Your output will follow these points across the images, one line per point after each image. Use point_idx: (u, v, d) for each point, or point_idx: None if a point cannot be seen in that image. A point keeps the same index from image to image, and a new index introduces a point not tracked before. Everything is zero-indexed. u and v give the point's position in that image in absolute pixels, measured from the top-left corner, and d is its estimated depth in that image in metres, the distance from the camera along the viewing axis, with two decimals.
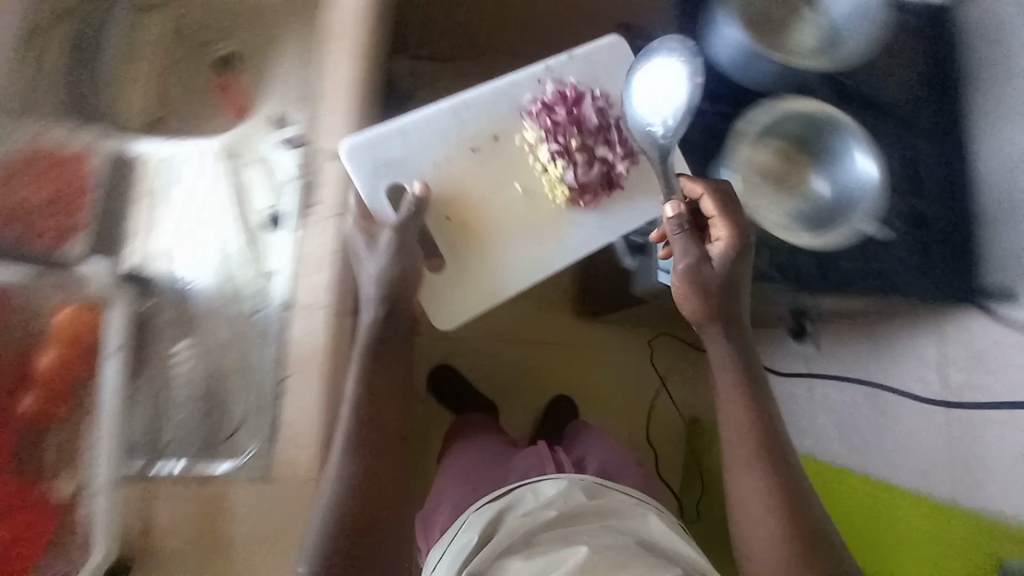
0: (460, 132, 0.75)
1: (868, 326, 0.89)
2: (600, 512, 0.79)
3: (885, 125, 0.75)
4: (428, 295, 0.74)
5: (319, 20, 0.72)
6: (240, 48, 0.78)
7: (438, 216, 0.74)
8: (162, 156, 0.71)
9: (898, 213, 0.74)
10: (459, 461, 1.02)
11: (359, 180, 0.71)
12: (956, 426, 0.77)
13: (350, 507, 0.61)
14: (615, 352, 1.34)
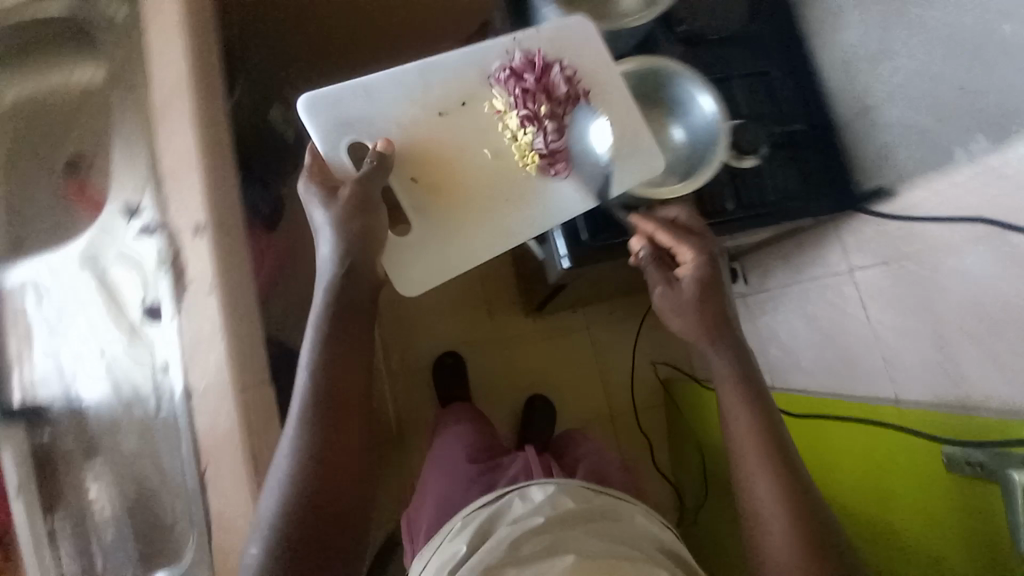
0: (424, 98, 0.70)
1: (783, 252, 0.93)
2: (599, 517, 0.65)
3: (736, 53, 0.79)
4: (392, 258, 0.68)
5: (144, 96, 0.69)
6: (82, 148, 0.76)
7: (404, 177, 0.69)
8: (25, 281, 0.69)
9: (770, 138, 0.77)
10: (447, 457, 0.92)
11: (320, 135, 0.67)
12: (937, 320, 0.69)
13: (283, 557, 0.50)
14: (577, 339, 1.31)
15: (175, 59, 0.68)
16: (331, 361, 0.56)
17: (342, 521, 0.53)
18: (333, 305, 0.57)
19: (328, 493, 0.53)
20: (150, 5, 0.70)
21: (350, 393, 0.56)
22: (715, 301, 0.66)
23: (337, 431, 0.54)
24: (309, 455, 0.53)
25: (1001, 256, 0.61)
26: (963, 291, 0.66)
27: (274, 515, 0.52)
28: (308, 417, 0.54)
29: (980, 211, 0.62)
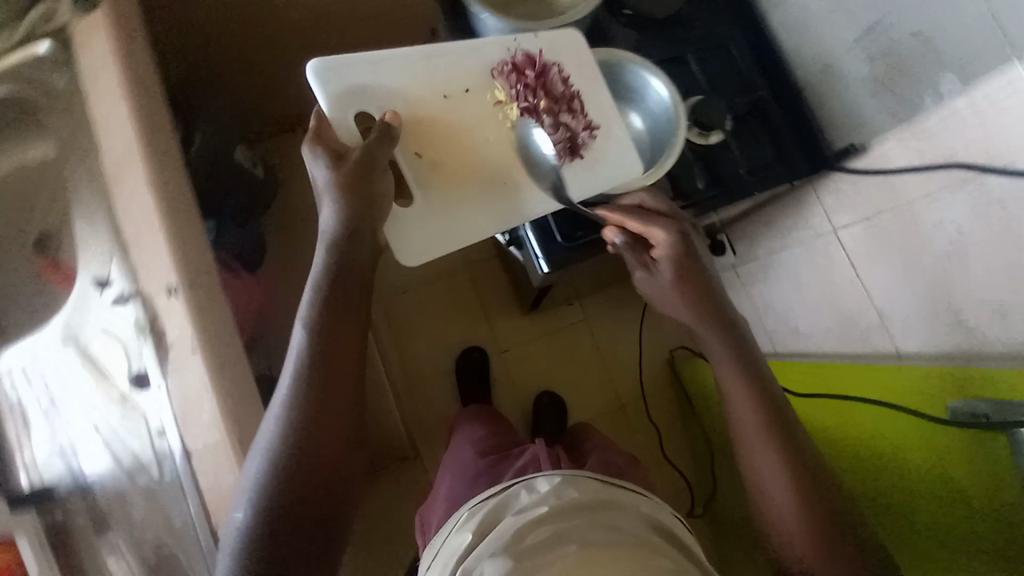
0: (430, 79, 0.70)
1: (766, 218, 0.92)
2: (606, 507, 0.61)
3: (699, 36, 0.83)
4: (395, 229, 0.69)
5: (98, 163, 0.69)
6: (46, 224, 0.76)
7: (409, 152, 0.68)
8: (9, 365, 0.69)
9: (741, 107, 0.80)
10: (456, 456, 0.90)
11: (328, 102, 0.64)
12: (927, 246, 0.68)
13: (269, 526, 0.53)
14: (576, 330, 1.31)
15: (123, 121, 0.68)
16: (320, 350, 0.57)
17: (326, 500, 0.56)
18: (328, 283, 0.58)
19: (313, 471, 0.55)
20: (91, 70, 0.70)
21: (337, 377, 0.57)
22: (693, 275, 0.67)
23: (324, 415, 0.56)
24: (296, 440, 0.55)
25: (975, 204, 0.62)
26: (943, 236, 0.66)
27: (258, 496, 0.53)
28: (296, 402, 0.56)
29: (946, 158, 0.64)
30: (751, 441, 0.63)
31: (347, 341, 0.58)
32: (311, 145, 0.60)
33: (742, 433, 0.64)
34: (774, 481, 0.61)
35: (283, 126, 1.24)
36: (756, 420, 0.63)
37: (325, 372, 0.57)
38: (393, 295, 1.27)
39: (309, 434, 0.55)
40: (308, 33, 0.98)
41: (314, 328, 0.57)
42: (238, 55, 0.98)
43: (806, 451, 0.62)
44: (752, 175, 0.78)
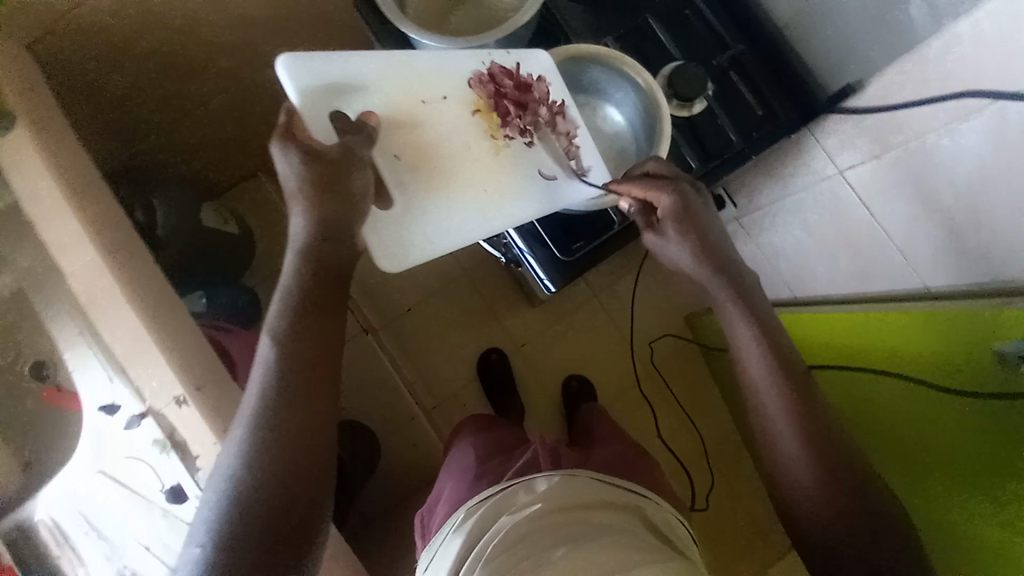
0: (405, 85, 0.63)
1: (767, 167, 0.92)
2: (599, 507, 0.60)
3: (666, 11, 0.86)
4: (375, 233, 0.61)
5: (67, 283, 0.66)
6: (33, 353, 0.71)
7: (388, 155, 0.61)
8: (47, 501, 0.68)
9: (719, 71, 0.84)
10: (459, 458, 0.80)
11: (304, 97, 0.56)
12: (929, 167, 0.66)
13: (232, 544, 0.47)
14: (588, 309, 1.28)
15: (80, 239, 0.65)
16: (291, 356, 0.53)
17: (301, 513, 0.51)
18: (299, 286, 0.55)
19: (281, 483, 0.50)
20: (27, 191, 0.65)
21: (309, 385, 0.54)
22: (698, 228, 0.65)
23: (293, 423, 0.52)
24: (263, 453, 0.50)
25: (990, 129, 0.59)
26: (958, 168, 0.63)
27: (222, 510, 0.48)
28: (263, 410, 0.51)
29: (959, 88, 0.61)
30: (767, 392, 0.61)
31: (321, 352, 0.55)
32: (282, 144, 0.53)
33: (762, 404, 0.62)
34: (786, 443, 0.59)
35: (241, 173, 1.17)
36: (767, 385, 0.61)
37: (296, 378, 0.53)
38: (398, 317, 1.25)
39: (278, 448, 0.51)
40: (244, 78, 0.92)
41: (281, 333, 0.54)
42: (178, 118, 0.92)
43: (823, 413, 0.60)
44: (743, 139, 0.83)
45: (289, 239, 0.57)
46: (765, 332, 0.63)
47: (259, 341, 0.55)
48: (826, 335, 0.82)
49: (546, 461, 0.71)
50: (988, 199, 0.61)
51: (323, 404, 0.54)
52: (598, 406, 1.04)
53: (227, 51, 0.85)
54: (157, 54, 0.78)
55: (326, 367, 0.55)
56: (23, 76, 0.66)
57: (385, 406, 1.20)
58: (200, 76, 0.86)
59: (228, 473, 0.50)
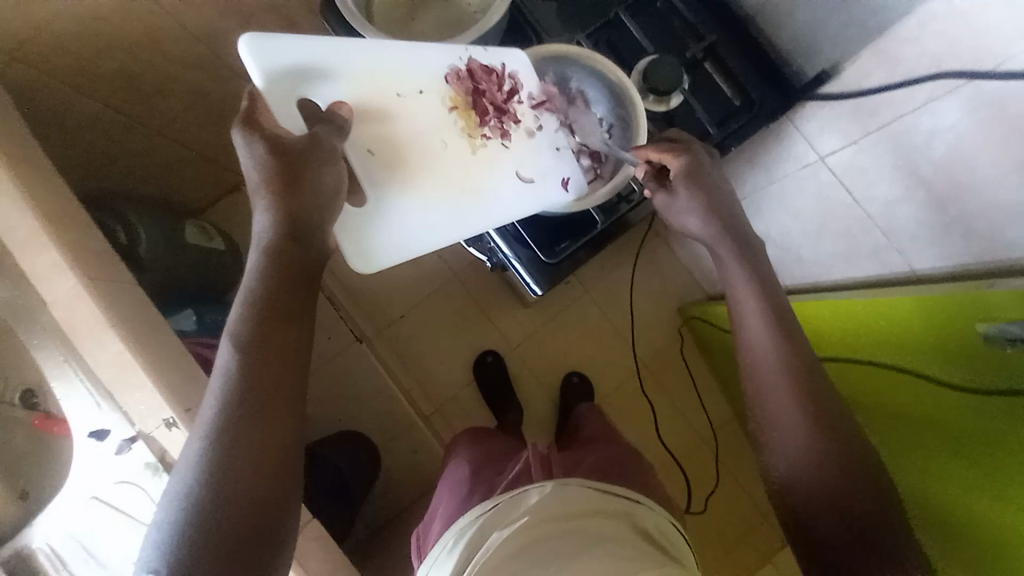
0: (378, 78, 0.62)
1: (750, 157, 0.90)
2: (595, 516, 0.61)
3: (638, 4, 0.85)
4: (348, 233, 0.61)
5: (46, 310, 0.66)
6: (24, 383, 0.71)
7: (360, 150, 0.60)
8: (42, 530, 0.68)
9: (694, 59, 0.84)
10: (453, 471, 0.81)
11: (268, 77, 0.54)
12: (914, 146, 0.67)
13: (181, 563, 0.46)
14: (580, 305, 1.27)
15: (58, 269, 0.64)
16: (253, 365, 0.52)
17: (258, 528, 0.50)
18: (263, 289, 0.53)
19: (235, 499, 0.49)
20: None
21: (270, 398, 0.52)
22: (708, 189, 0.66)
23: (252, 437, 0.50)
24: (216, 468, 0.49)
25: (969, 105, 0.60)
26: (936, 145, 0.64)
27: (171, 529, 0.47)
28: (218, 423, 0.50)
29: (934, 69, 0.63)
30: (770, 373, 0.61)
31: (291, 363, 0.54)
32: (245, 133, 0.51)
33: (760, 381, 0.61)
34: (786, 423, 0.59)
35: (223, 186, 1.16)
36: (776, 371, 0.60)
37: (258, 387, 0.51)
38: (390, 323, 1.25)
39: (230, 464, 0.49)
40: (212, 90, 0.92)
41: (239, 340, 0.52)
42: (150, 134, 0.92)
43: (822, 386, 0.60)
44: (720, 130, 0.82)
45: (251, 238, 0.55)
46: (770, 303, 0.63)
47: (218, 347, 0.53)
48: (828, 323, 0.81)
49: (537, 471, 0.73)
50: (972, 176, 0.62)
51: (284, 418, 0.52)
52: (595, 407, 1.05)
53: (191, 64, 0.84)
54: (122, 72, 0.78)
55: (289, 377, 0.53)
56: None
57: (382, 415, 1.19)
58: (169, 90, 0.86)
59: (179, 490, 0.49)
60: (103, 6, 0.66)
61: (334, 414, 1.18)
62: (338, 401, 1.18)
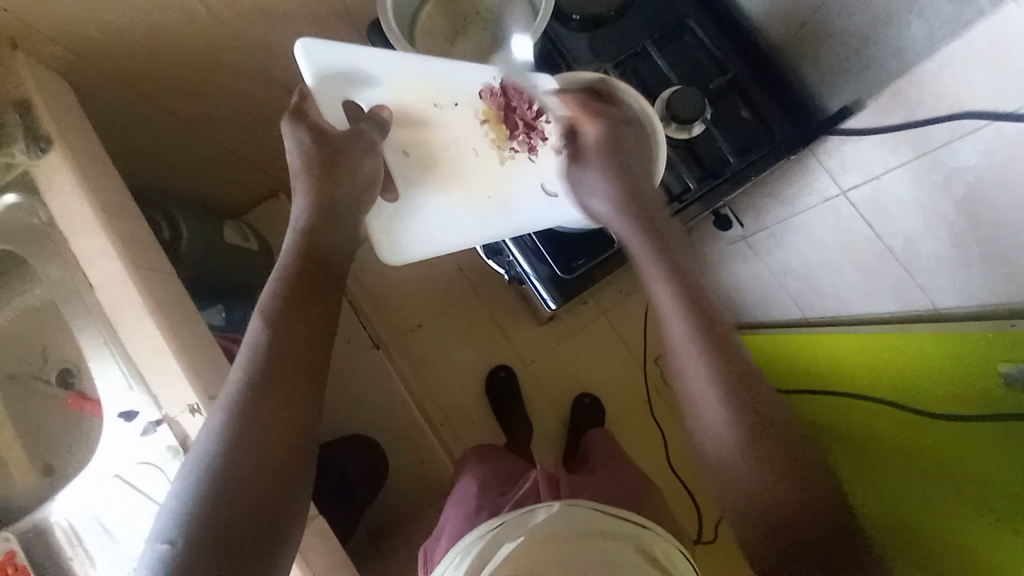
0: (418, 87, 0.69)
1: (777, 193, 0.93)
2: (599, 538, 0.58)
3: (666, 38, 0.88)
4: (378, 223, 0.71)
5: (89, 295, 0.70)
6: (67, 362, 0.81)
7: (397, 151, 0.70)
8: (60, 509, 0.71)
9: (716, 91, 0.86)
10: (461, 489, 0.81)
11: (315, 76, 0.65)
12: (948, 183, 0.66)
13: (196, 530, 0.47)
14: (595, 327, 1.28)
15: (106, 253, 0.70)
16: (274, 351, 0.54)
17: (268, 502, 0.50)
18: (292, 272, 0.58)
19: (251, 468, 0.50)
20: (60, 208, 0.71)
21: (293, 374, 0.55)
22: (627, 165, 0.64)
23: (272, 410, 0.52)
24: (236, 437, 0.51)
25: (991, 144, 0.60)
26: (959, 183, 0.65)
27: (186, 498, 0.49)
28: (241, 394, 0.53)
29: (956, 108, 0.62)
30: (699, 388, 0.55)
31: (311, 354, 0.56)
32: (291, 121, 0.62)
33: (693, 398, 0.56)
34: (716, 444, 0.54)
35: (262, 192, 1.23)
36: (709, 394, 0.55)
37: (275, 366, 0.54)
38: (408, 332, 1.27)
39: (250, 435, 0.51)
40: (260, 100, 0.97)
41: (267, 314, 0.56)
42: (201, 139, 0.98)
43: (772, 415, 0.54)
44: (740, 160, 0.84)
45: (290, 221, 0.61)
46: (692, 304, 0.58)
47: (248, 325, 0.56)
48: (840, 360, 0.83)
49: (544, 492, 0.72)
50: (1006, 214, 0.61)
51: (307, 396, 0.55)
52: (602, 431, 1.04)
53: (245, 77, 0.90)
54: (181, 80, 0.84)
55: (311, 357, 0.56)
56: (53, 98, 0.72)
57: (391, 421, 1.21)
58: (217, 102, 0.92)
59: (198, 459, 0.51)
60: (170, 21, 0.73)
61: (346, 416, 1.21)
62: (351, 404, 1.21)
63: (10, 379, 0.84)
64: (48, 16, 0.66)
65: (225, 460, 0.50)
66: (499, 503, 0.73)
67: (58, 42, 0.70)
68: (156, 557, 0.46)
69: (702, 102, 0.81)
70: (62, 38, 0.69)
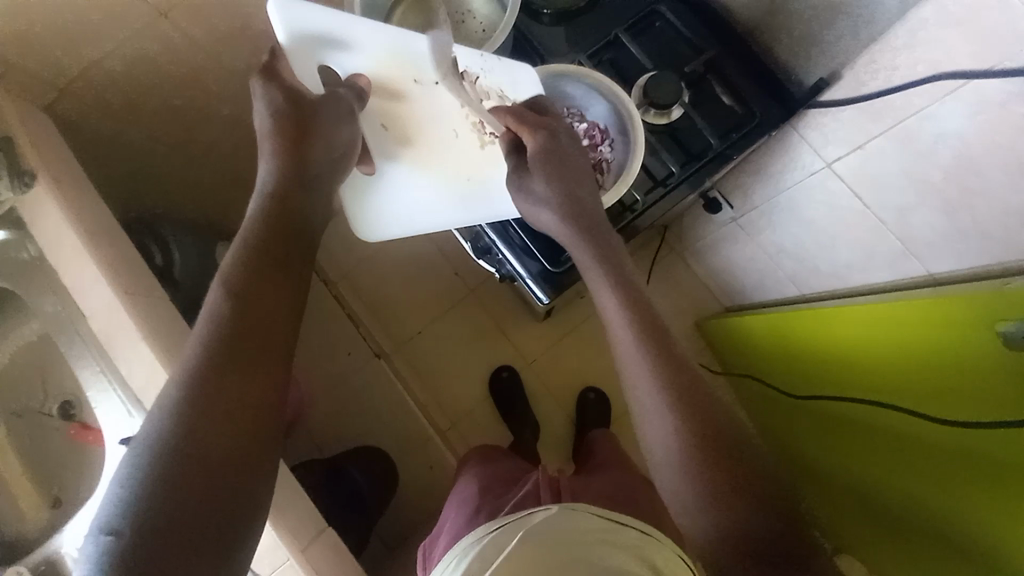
0: (396, 59, 0.68)
1: (759, 168, 0.93)
2: (597, 543, 0.53)
3: (637, 26, 0.89)
4: (353, 191, 0.70)
5: (85, 325, 0.71)
6: (67, 395, 0.81)
7: (375, 125, 0.67)
8: (69, 538, 0.71)
9: (687, 77, 0.86)
10: (461, 493, 0.81)
11: (293, 34, 0.59)
12: (929, 148, 0.67)
13: (143, 517, 0.44)
14: (595, 322, 1.28)
15: (97, 281, 0.70)
16: (231, 343, 0.52)
17: (225, 484, 0.47)
18: (247, 246, 0.57)
19: (205, 446, 0.47)
20: (49, 239, 0.72)
21: (253, 345, 0.52)
22: (566, 171, 0.66)
23: (233, 380, 0.50)
24: (185, 418, 0.48)
25: (973, 108, 0.60)
26: (944, 146, 0.65)
27: (133, 480, 0.45)
28: (192, 382, 0.49)
29: (931, 71, 0.62)
30: (633, 366, 0.58)
31: (273, 348, 0.54)
32: (263, 82, 0.58)
33: (638, 397, 0.58)
34: (658, 428, 0.56)
35: None
36: (645, 387, 0.57)
37: (232, 357, 0.51)
38: (408, 339, 1.27)
39: (207, 423, 0.48)
40: (247, 121, 0.97)
41: (227, 280, 0.55)
42: (190, 164, 0.98)
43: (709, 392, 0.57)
44: (723, 141, 0.84)
45: (255, 189, 0.60)
46: (631, 297, 0.61)
47: (208, 291, 0.55)
48: (812, 330, 0.79)
49: (545, 494, 0.70)
50: (994, 185, 0.63)
51: (269, 371, 0.53)
52: (606, 435, 1.02)
53: (231, 98, 0.91)
54: (162, 108, 0.84)
55: (274, 330, 0.54)
56: (38, 135, 0.73)
57: (394, 430, 1.21)
58: (200, 129, 0.92)
59: (146, 440, 0.47)
60: (147, 46, 0.73)
61: (353, 427, 1.21)
62: (354, 416, 1.21)
63: (16, 416, 0.84)
64: (27, 48, 0.66)
65: (184, 450, 0.47)
66: (499, 504, 0.73)
67: (38, 74, 0.70)
68: (99, 549, 0.43)
69: (676, 89, 0.82)
70: (42, 71, 0.70)
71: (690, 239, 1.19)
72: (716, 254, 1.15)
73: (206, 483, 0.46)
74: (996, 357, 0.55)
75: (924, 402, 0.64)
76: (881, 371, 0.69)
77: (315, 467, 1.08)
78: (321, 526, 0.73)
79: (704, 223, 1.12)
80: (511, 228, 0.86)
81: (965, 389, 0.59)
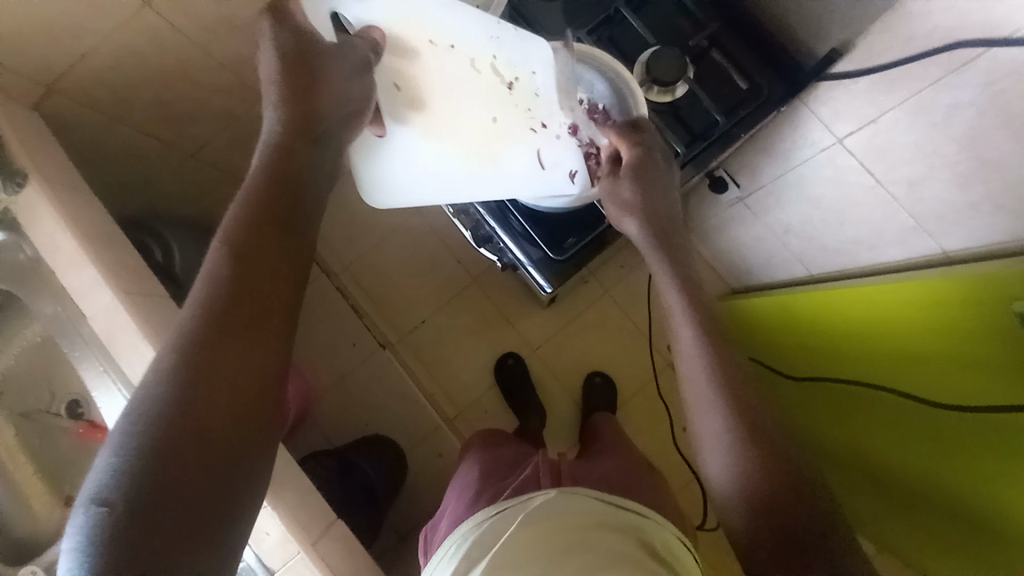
0: (409, 21, 0.65)
1: (763, 145, 0.91)
2: (600, 527, 0.54)
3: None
4: (361, 147, 0.70)
5: (84, 327, 0.70)
6: (74, 397, 0.81)
7: (387, 84, 0.66)
8: None
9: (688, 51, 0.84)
10: (462, 477, 0.81)
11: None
12: (944, 119, 0.64)
13: (133, 491, 0.43)
14: (599, 306, 1.27)
15: (94, 283, 0.70)
16: (223, 330, 0.50)
17: (218, 465, 0.47)
18: (242, 222, 0.55)
19: (200, 424, 0.47)
20: (43, 242, 0.71)
21: (247, 329, 0.51)
22: (656, 189, 0.65)
23: (226, 360, 0.50)
24: (177, 398, 0.47)
25: (987, 77, 0.57)
26: (961, 117, 0.62)
27: (125, 451, 0.44)
28: (186, 363, 0.48)
29: (947, 40, 0.58)
30: (682, 327, 0.60)
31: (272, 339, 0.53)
32: (272, 23, 0.58)
33: (687, 341, 0.59)
34: (704, 392, 0.56)
35: None
36: (701, 372, 0.57)
37: (224, 345, 0.50)
38: (412, 329, 1.26)
39: (200, 406, 0.47)
40: (241, 113, 0.95)
41: (232, 248, 0.54)
42: (183, 159, 0.97)
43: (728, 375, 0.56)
44: (728, 118, 0.82)
45: (260, 138, 0.60)
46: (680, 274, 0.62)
47: (208, 251, 0.54)
48: (818, 301, 0.77)
49: (547, 479, 0.70)
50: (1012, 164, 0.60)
51: (268, 358, 0.52)
52: (612, 421, 1.02)
53: (221, 91, 0.88)
54: (152, 103, 0.82)
55: (270, 317, 0.53)
56: (29, 136, 0.71)
57: (401, 420, 1.22)
58: (192, 123, 0.91)
59: (140, 411, 0.46)
60: (134, 41, 0.71)
61: (360, 417, 1.21)
62: (359, 407, 1.21)
63: (22, 417, 0.85)
64: (12, 51, 0.64)
65: (179, 429, 0.46)
66: (501, 489, 0.74)
67: (24, 74, 0.68)
68: (88, 521, 0.42)
69: (680, 66, 0.79)
70: (29, 70, 0.68)
71: (695, 222, 1.18)
72: (724, 234, 1.13)
73: (203, 472, 0.46)
74: (1006, 348, 0.53)
75: (931, 379, 0.63)
76: (891, 348, 0.67)
77: (323, 459, 1.09)
78: (329, 520, 0.73)
79: (708, 204, 1.10)
80: (510, 216, 0.84)
81: (985, 375, 0.57)
